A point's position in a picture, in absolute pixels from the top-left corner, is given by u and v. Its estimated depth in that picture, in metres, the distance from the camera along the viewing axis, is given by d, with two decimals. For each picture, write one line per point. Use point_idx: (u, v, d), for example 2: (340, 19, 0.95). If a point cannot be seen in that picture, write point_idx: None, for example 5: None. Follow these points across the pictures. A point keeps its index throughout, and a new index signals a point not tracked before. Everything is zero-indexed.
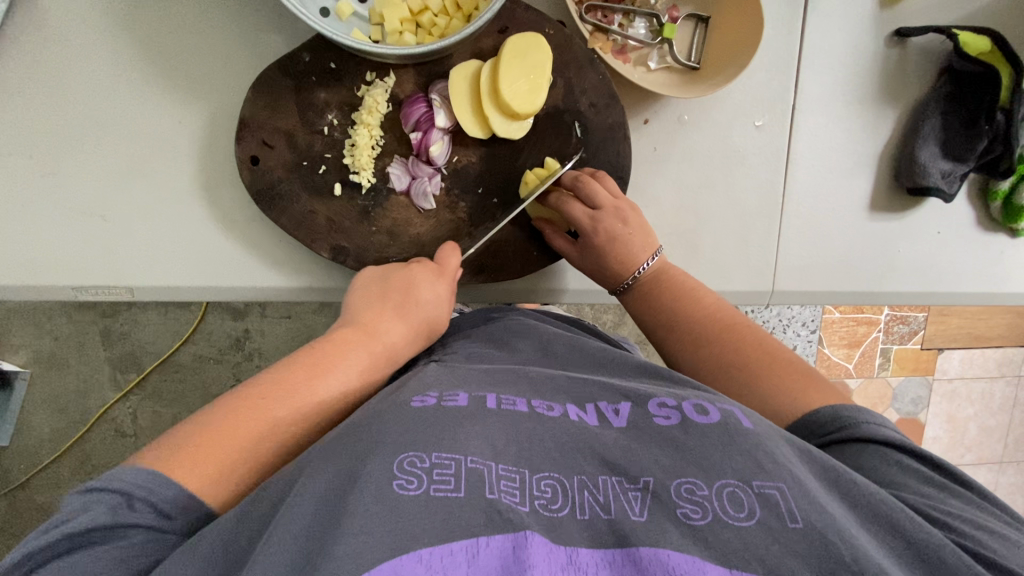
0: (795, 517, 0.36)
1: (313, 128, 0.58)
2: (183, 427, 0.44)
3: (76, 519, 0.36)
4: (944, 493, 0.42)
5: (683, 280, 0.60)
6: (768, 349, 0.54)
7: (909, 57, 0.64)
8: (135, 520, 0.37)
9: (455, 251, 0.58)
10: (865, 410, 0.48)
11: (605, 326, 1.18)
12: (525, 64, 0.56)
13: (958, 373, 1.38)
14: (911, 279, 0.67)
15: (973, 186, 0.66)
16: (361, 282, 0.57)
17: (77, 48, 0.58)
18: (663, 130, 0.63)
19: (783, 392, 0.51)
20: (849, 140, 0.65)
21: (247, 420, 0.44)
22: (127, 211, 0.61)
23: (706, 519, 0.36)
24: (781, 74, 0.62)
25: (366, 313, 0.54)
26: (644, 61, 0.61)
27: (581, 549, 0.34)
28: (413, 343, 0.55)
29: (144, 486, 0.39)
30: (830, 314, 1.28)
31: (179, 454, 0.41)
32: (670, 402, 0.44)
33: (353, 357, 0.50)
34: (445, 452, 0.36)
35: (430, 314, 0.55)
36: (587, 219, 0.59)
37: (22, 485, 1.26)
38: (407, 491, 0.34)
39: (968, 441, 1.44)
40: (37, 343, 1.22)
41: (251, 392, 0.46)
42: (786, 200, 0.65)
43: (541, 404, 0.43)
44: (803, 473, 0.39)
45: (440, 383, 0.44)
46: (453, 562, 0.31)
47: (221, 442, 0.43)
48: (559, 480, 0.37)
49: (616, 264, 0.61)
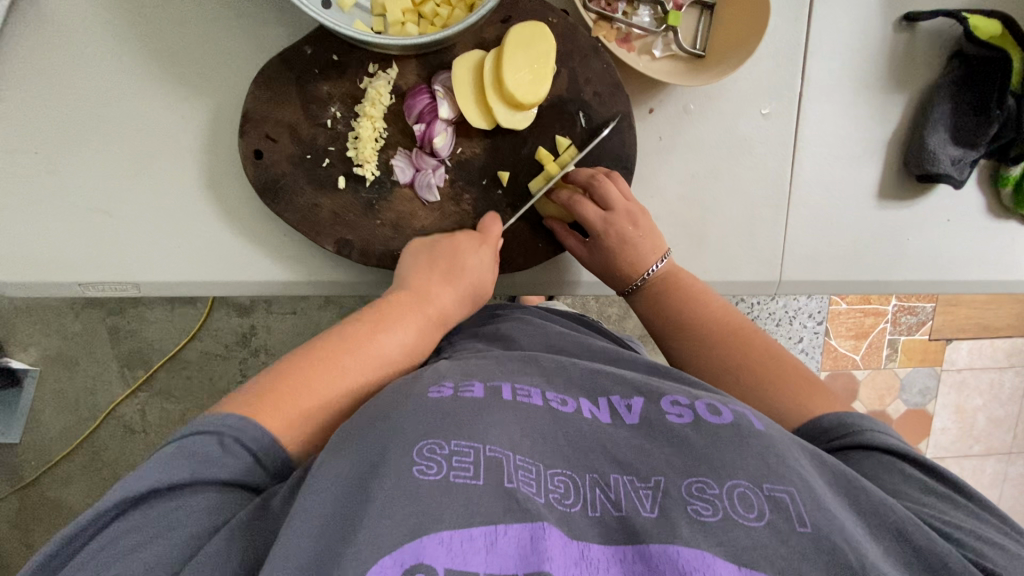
0: (804, 522, 0.36)
1: (316, 121, 0.58)
2: (253, 383, 0.46)
3: (159, 472, 0.37)
4: (946, 503, 0.42)
5: (689, 285, 0.60)
6: (774, 356, 0.55)
7: (918, 41, 0.63)
8: (212, 475, 0.38)
9: (497, 220, 0.59)
10: (867, 417, 0.48)
11: (610, 319, 1.17)
12: (529, 53, 0.56)
13: (967, 363, 1.37)
14: (921, 267, 0.67)
15: (984, 172, 0.65)
16: (411, 250, 0.57)
17: (79, 42, 0.58)
18: (668, 119, 0.62)
19: (788, 400, 0.51)
20: (857, 128, 0.64)
21: (323, 371, 0.47)
22: (134, 206, 0.61)
23: (717, 516, 0.36)
24: (788, 61, 0.62)
25: (416, 278, 0.55)
26: (648, 49, 0.61)
27: (591, 544, 0.35)
28: (462, 305, 0.57)
29: (234, 427, 0.41)
30: (836, 305, 1.27)
31: (258, 402, 0.44)
32: (683, 400, 0.43)
33: (409, 319, 0.53)
34: (463, 440, 0.37)
35: (477, 279, 0.57)
36: (601, 220, 0.59)
37: (33, 482, 1.27)
38: (427, 475, 0.35)
39: (977, 433, 1.43)
40: (45, 341, 1.23)
41: (320, 348, 0.49)
42: (795, 190, 0.64)
43: (555, 397, 0.43)
44: (812, 477, 0.39)
45: (452, 372, 0.44)
46: (472, 548, 0.33)
47: (298, 390, 0.45)
48: (571, 476, 0.38)
49: (627, 267, 0.60)
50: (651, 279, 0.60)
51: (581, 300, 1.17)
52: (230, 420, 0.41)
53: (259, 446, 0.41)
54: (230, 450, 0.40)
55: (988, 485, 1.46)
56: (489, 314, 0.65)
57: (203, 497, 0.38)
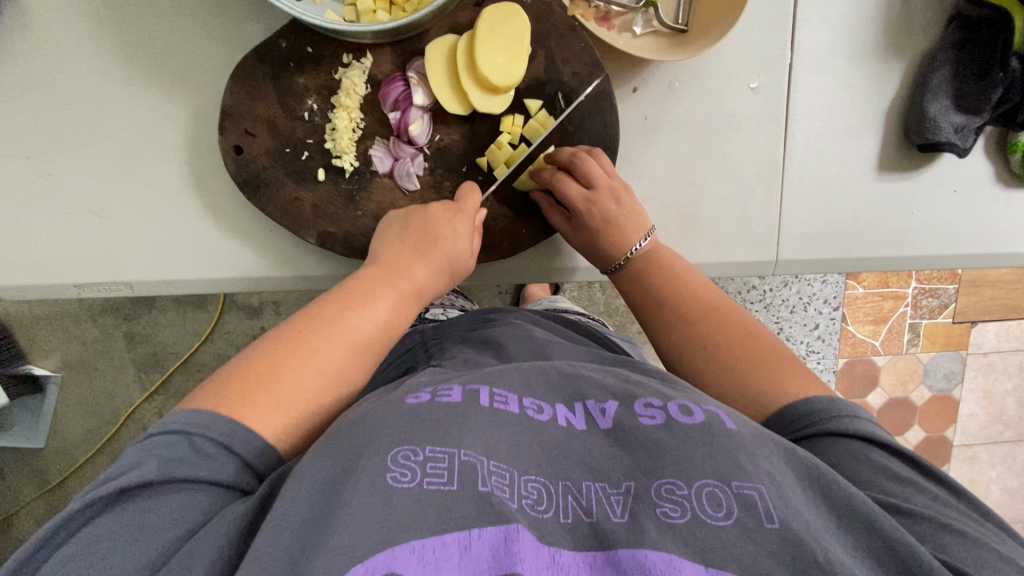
0: (771, 517, 0.35)
1: (293, 115, 0.58)
2: (225, 372, 0.46)
3: (131, 473, 0.38)
4: (911, 489, 0.40)
5: (672, 263, 0.58)
6: (753, 334, 0.53)
7: (914, 6, 0.60)
8: (185, 475, 0.39)
9: (475, 189, 0.57)
10: (840, 400, 0.46)
11: (619, 312, 1.15)
12: (502, 35, 0.55)
13: (994, 346, 1.32)
14: (928, 242, 0.64)
15: (990, 139, 0.62)
16: (385, 225, 0.57)
17: (61, 47, 0.59)
18: (652, 98, 0.60)
19: (762, 378, 0.50)
20: (852, 98, 0.61)
21: (291, 360, 0.46)
22: (120, 207, 0.61)
23: (685, 518, 0.35)
24: (776, 32, 0.60)
25: (390, 253, 0.54)
26: (628, 27, 0.59)
27: (564, 550, 0.34)
28: (439, 278, 0.56)
29: (199, 425, 0.41)
30: (853, 290, 1.23)
31: (225, 398, 0.43)
32: (655, 402, 0.41)
33: (381, 294, 0.52)
34: (439, 446, 0.36)
35: (452, 250, 0.55)
36: (583, 199, 0.57)
37: (59, 485, 1.30)
38: (401, 484, 0.34)
39: (1007, 419, 1.37)
40: (65, 348, 1.25)
41: (288, 332, 0.48)
42: (788, 164, 0.62)
43: (532, 404, 0.41)
44: (781, 474, 0.38)
45: (432, 380, 0.43)
46: (445, 554, 0.32)
47: (267, 382, 0.44)
48: (545, 483, 0.37)
49: (609, 245, 0.59)
50: (635, 258, 0.59)
51: (588, 292, 1.15)
52: (199, 418, 0.41)
53: (233, 441, 0.41)
54: (205, 440, 0.40)
55: (1020, 473, 1.41)
56: (482, 318, 0.64)
57: (182, 493, 0.38)
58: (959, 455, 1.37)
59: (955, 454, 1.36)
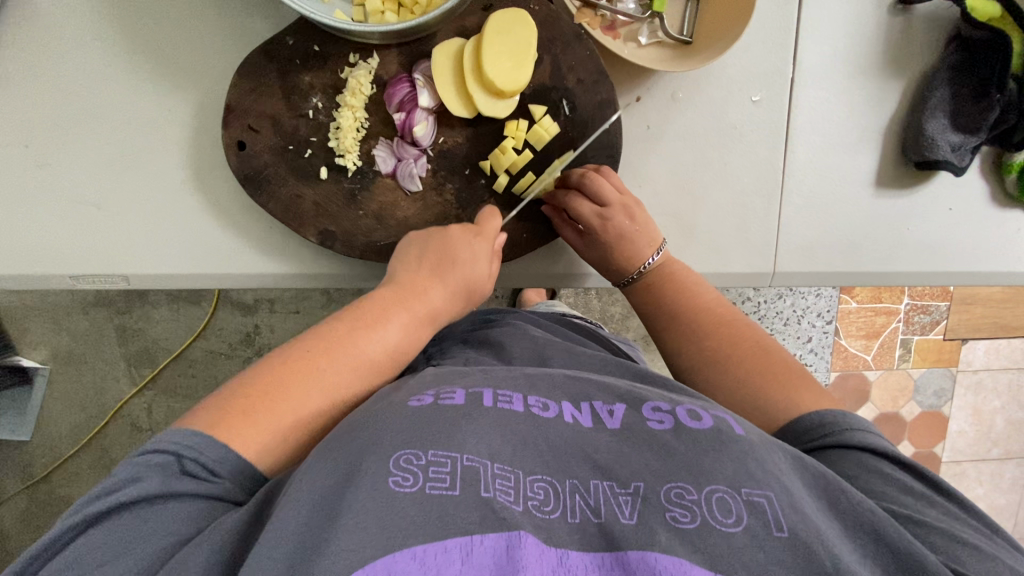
0: (780, 526, 0.35)
1: (298, 112, 0.58)
2: (228, 386, 0.46)
3: (124, 488, 0.37)
4: (923, 502, 0.41)
5: (685, 276, 0.59)
6: (766, 348, 0.54)
7: (915, 25, 0.61)
8: (184, 490, 0.38)
9: (495, 215, 0.58)
10: (853, 415, 0.47)
11: (614, 319, 1.16)
12: (510, 40, 0.55)
13: (984, 364, 1.33)
14: (923, 258, 0.64)
15: (986, 159, 0.63)
16: (404, 245, 0.57)
17: (66, 38, 0.59)
18: (655, 107, 0.61)
19: (777, 394, 0.49)
20: (851, 114, 0.62)
21: (294, 380, 0.46)
22: (120, 200, 0.61)
23: (695, 523, 0.35)
24: (778, 48, 0.60)
25: (407, 275, 0.54)
26: (633, 37, 0.60)
27: (571, 551, 0.34)
28: (452, 301, 0.56)
29: (189, 446, 0.40)
30: (845, 305, 1.24)
31: (227, 416, 0.43)
32: (664, 406, 0.42)
33: (392, 317, 0.51)
34: (442, 450, 0.36)
35: (466, 274, 0.55)
36: (597, 217, 0.58)
37: (44, 478, 1.28)
38: (403, 488, 0.34)
39: (995, 436, 1.38)
40: (55, 340, 1.24)
41: (296, 352, 0.48)
42: (787, 179, 0.62)
43: (537, 402, 0.41)
44: (792, 482, 0.38)
45: (434, 381, 0.43)
46: (447, 559, 0.32)
47: (269, 399, 0.44)
48: (551, 483, 0.37)
49: (622, 260, 0.60)
50: (648, 271, 0.60)
51: (583, 298, 1.15)
52: (190, 437, 0.40)
53: (218, 465, 0.40)
54: (196, 464, 0.40)
55: (1007, 490, 1.42)
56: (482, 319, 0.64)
57: (178, 505, 0.38)
58: (948, 471, 1.38)
59: (943, 470, 1.37)
